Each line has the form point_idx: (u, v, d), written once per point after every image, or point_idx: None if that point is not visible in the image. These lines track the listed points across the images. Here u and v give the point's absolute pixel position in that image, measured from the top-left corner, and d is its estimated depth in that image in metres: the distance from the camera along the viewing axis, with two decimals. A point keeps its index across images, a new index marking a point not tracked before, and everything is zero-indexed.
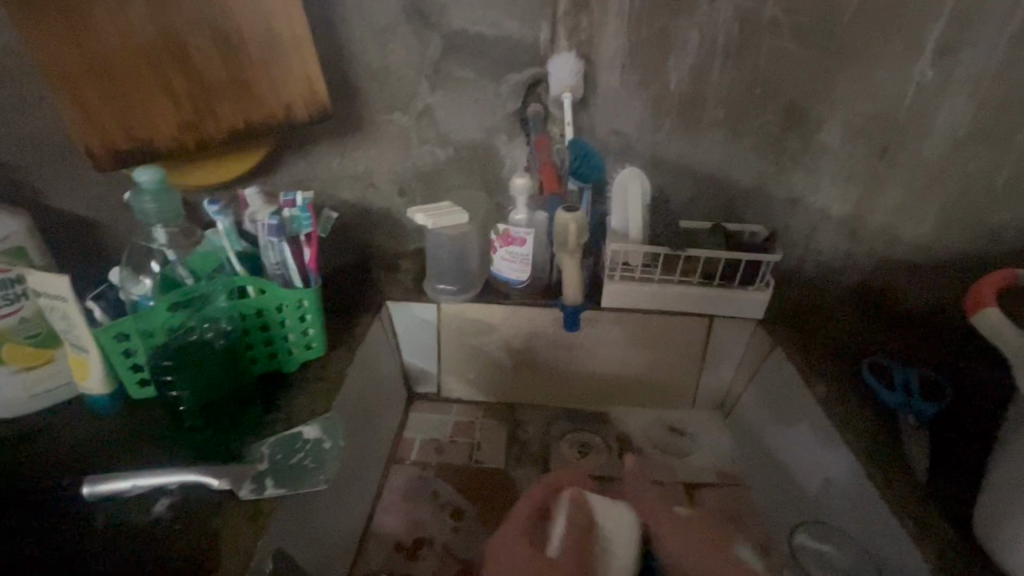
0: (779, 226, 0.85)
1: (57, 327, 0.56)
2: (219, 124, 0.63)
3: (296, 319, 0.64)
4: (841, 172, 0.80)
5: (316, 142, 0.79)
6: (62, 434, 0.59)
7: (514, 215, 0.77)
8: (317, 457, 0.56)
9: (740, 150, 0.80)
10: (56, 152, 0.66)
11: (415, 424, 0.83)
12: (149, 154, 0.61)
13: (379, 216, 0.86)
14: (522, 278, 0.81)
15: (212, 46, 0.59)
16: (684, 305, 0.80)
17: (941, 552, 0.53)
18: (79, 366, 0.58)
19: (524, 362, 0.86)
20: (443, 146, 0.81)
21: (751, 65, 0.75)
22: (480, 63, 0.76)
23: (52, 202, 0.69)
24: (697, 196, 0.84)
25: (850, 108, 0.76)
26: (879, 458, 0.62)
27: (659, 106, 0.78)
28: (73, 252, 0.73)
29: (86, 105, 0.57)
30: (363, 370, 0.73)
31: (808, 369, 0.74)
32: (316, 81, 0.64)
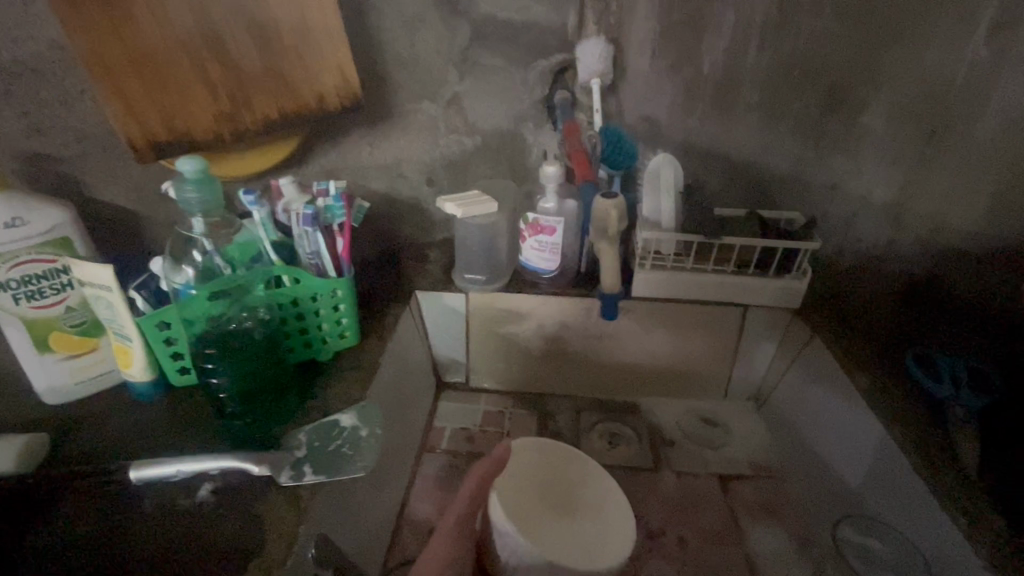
0: (817, 213, 0.82)
1: (101, 315, 0.58)
2: (254, 115, 0.63)
3: (330, 308, 0.65)
4: (884, 156, 0.77)
5: (345, 132, 0.79)
6: (107, 420, 0.61)
7: (543, 204, 0.76)
8: (354, 445, 0.57)
9: (777, 135, 0.78)
10: (95, 145, 0.67)
11: (446, 414, 0.84)
12: (186, 146, 0.62)
13: (407, 206, 0.86)
14: (551, 267, 0.80)
15: (248, 36, 0.59)
16: (719, 294, 0.78)
17: (999, 550, 0.51)
18: (123, 354, 0.60)
19: (554, 351, 0.86)
20: (472, 135, 0.81)
21: (790, 46, 0.72)
22: (510, 50, 0.75)
23: (91, 195, 0.70)
24: (730, 183, 0.82)
25: (895, 89, 0.72)
26: (924, 450, 0.61)
27: (693, 90, 0.76)
28: (112, 244, 0.74)
29: (126, 97, 0.57)
30: (395, 359, 0.73)
31: (848, 359, 0.72)
32: (349, 70, 0.65)
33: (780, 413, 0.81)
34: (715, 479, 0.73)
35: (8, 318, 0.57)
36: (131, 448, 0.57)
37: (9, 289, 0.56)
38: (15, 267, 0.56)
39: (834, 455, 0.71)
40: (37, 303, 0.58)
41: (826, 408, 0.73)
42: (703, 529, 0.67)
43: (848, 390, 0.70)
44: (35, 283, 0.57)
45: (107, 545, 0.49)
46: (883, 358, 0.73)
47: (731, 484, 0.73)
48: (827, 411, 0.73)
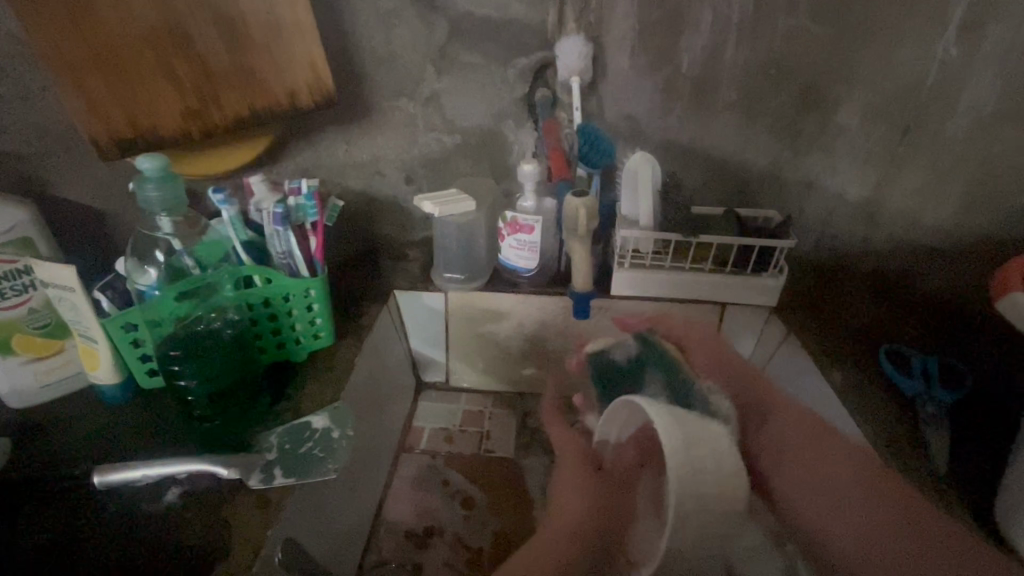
0: (793, 211, 0.83)
1: (66, 317, 0.56)
2: (224, 112, 0.62)
3: (303, 309, 0.64)
4: (859, 155, 0.77)
5: (321, 130, 0.78)
6: (74, 423, 0.59)
7: (522, 203, 0.76)
8: (326, 447, 0.56)
9: (755, 133, 0.78)
10: (61, 142, 0.65)
11: (426, 413, 0.84)
12: (153, 143, 0.61)
13: (386, 205, 0.85)
14: (530, 266, 0.79)
15: (215, 31, 0.58)
16: (696, 293, 0.78)
17: (962, 546, 0.52)
18: (89, 356, 0.58)
19: (534, 351, 0.86)
20: (449, 133, 0.80)
21: (767, 45, 0.72)
22: (487, 47, 0.74)
23: (59, 193, 0.69)
24: (709, 181, 0.82)
25: (868, 88, 0.73)
26: (896, 448, 0.61)
27: (671, 89, 0.76)
28: (82, 243, 0.73)
29: (89, 93, 0.56)
30: (372, 360, 0.73)
31: (823, 355, 0.72)
32: (321, 66, 0.64)
33: None
34: None
35: None
36: (98, 452, 0.56)
37: None
38: None
39: None
40: None
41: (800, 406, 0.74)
42: None
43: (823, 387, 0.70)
44: None
45: (69, 553, 0.48)
46: (858, 353, 0.73)
47: None
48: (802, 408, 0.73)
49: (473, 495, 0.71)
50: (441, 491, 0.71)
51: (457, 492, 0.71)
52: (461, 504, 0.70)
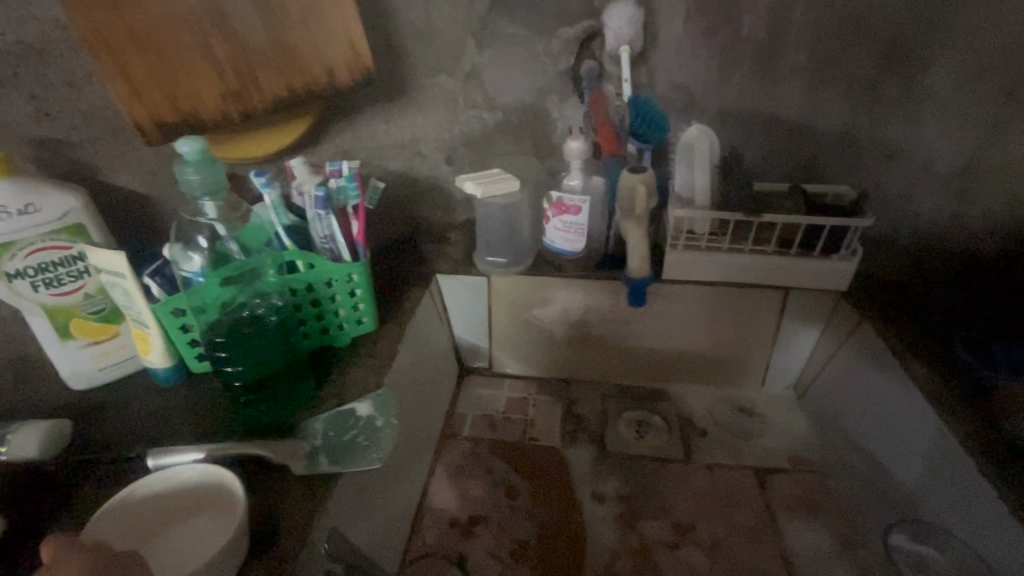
0: (869, 186, 0.75)
1: (120, 302, 0.58)
2: (262, 94, 0.60)
3: (346, 294, 0.63)
4: (951, 122, 0.69)
5: (360, 110, 0.76)
6: (128, 405, 0.61)
7: (568, 181, 0.72)
8: (370, 435, 0.56)
9: (827, 101, 0.70)
10: (109, 128, 0.66)
11: (467, 400, 0.82)
12: (196, 127, 0.60)
13: (426, 186, 0.83)
14: (577, 249, 0.75)
15: (252, 8, 0.56)
16: (757, 277, 0.72)
17: None
18: (142, 341, 0.60)
19: (580, 336, 0.82)
20: (491, 110, 0.76)
21: (845, 0, 0.64)
22: (530, 16, 0.70)
23: (109, 179, 0.70)
24: (772, 155, 0.75)
25: (966, 44, 0.64)
26: (989, 437, 0.54)
27: (733, 54, 0.69)
28: (132, 229, 0.74)
29: (133, 77, 0.56)
30: (414, 346, 0.71)
31: (905, 345, 0.65)
32: (359, 42, 0.62)
33: (824, 404, 0.76)
34: (751, 473, 0.70)
35: (29, 306, 0.58)
36: (150, 435, 0.57)
37: (27, 277, 0.56)
38: (31, 254, 0.56)
39: (881, 450, 0.65)
40: (55, 290, 0.58)
41: (871, 400, 0.68)
42: (741, 527, 0.64)
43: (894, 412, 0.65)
44: (53, 270, 0.57)
45: None
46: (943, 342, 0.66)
47: (769, 478, 0.69)
48: (877, 402, 0.67)
49: (517, 484, 0.69)
50: (485, 479, 0.70)
51: (501, 480, 0.70)
52: (506, 493, 0.68)
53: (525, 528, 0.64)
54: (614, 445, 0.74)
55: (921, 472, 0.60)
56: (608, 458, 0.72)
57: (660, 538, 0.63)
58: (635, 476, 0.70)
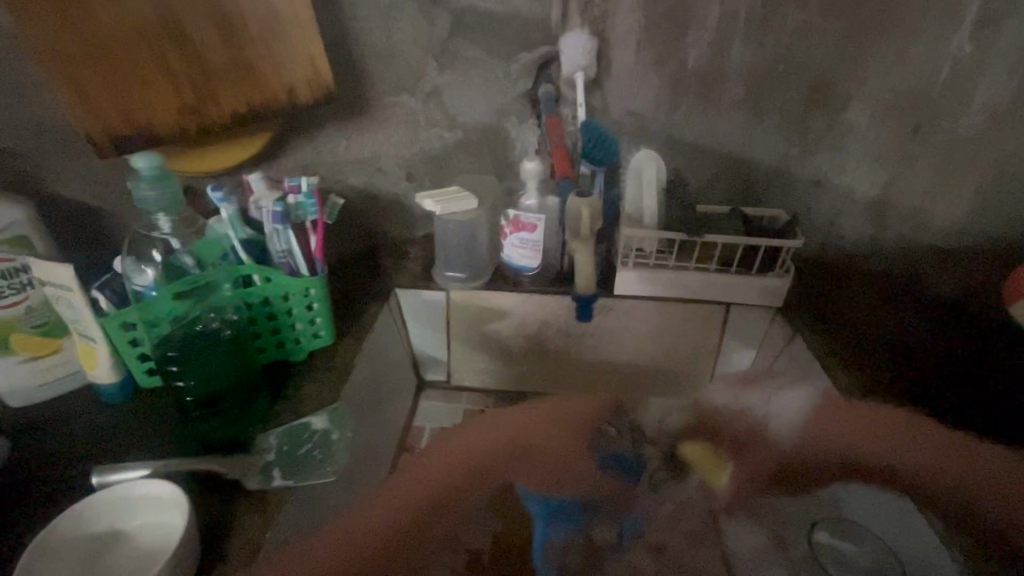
0: (800, 210, 0.81)
1: (65, 316, 0.56)
2: (222, 109, 0.61)
3: (303, 308, 0.63)
4: (869, 153, 0.76)
5: (321, 126, 0.77)
6: (70, 422, 0.59)
7: (524, 200, 0.76)
8: (325, 449, 0.56)
9: (762, 131, 0.77)
10: (57, 138, 0.65)
11: (426, 413, 0.83)
12: (151, 141, 0.60)
13: (387, 202, 0.85)
14: (533, 265, 0.79)
15: (214, 26, 0.57)
16: (702, 293, 0.77)
17: None
18: (88, 356, 0.58)
19: (536, 349, 0.85)
20: (450, 130, 0.79)
21: (775, 41, 0.71)
22: (489, 42, 0.73)
23: (56, 190, 0.69)
24: (714, 179, 0.81)
25: (881, 85, 0.71)
26: None
27: (676, 85, 0.75)
28: (80, 241, 0.72)
29: (87, 90, 0.55)
30: (372, 359, 0.72)
31: (833, 358, 0.71)
32: (321, 62, 0.63)
33: None
34: None
35: None
36: (93, 453, 0.55)
37: None
38: None
39: None
40: None
41: None
42: (685, 529, 0.68)
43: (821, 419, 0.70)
44: None
45: None
46: (866, 355, 0.72)
47: None
48: None
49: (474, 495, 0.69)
50: None
51: None
52: (462, 505, 0.68)
53: (481, 539, 0.65)
54: None
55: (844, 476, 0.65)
56: None
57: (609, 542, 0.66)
58: None
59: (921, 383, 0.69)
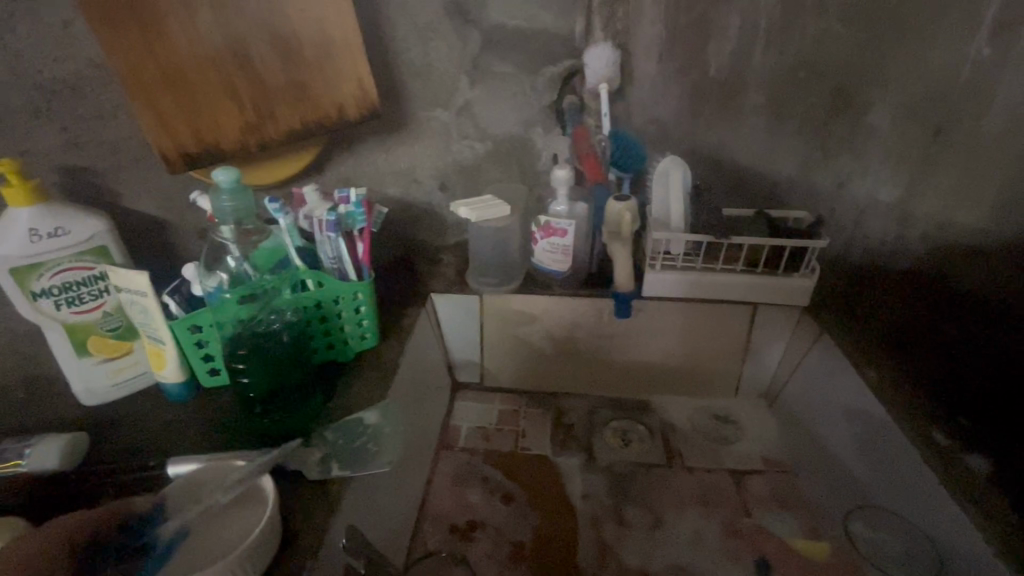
0: (823, 212, 0.83)
1: (137, 320, 0.61)
2: (278, 126, 0.66)
3: (351, 311, 0.67)
4: (891, 154, 0.78)
5: (361, 140, 0.82)
6: (141, 418, 0.64)
7: (554, 207, 0.78)
8: (378, 441, 0.60)
9: (783, 135, 0.79)
10: (129, 156, 0.72)
11: (461, 413, 0.86)
12: (215, 157, 0.64)
13: (421, 211, 0.89)
14: (563, 269, 0.82)
15: (272, 50, 0.62)
16: (730, 293, 0.79)
17: (1009, 537, 0.51)
18: (156, 357, 0.63)
19: (567, 351, 0.88)
20: (482, 140, 0.83)
21: (794, 49, 0.74)
22: (519, 57, 0.77)
23: (126, 205, 0.75)
24: (737, 183, 0.84)
25: (899, 88, 0.73)
26: (934, 444, 0.61)
27: (699, 93, 0.78)
28: (145, 250, 0.79)
29: (161, 112, 0.60)
30: (413, 362, 0.75)
31: (856, 355, 0.73)
32: (367, 80, 0.68)
33: (791, 412, 0.82)
34: (728, 474, 0.76)
35: (50, 324, 0.62)
36: (164, 447, 0.60)
37: (52, 295, 0.61)
38: (57, 275, 0.60)
39: (842, 448, 0.72)
40: (76, 308, 0.62)
41: (832, 403, 0.75)
42: (721, 520, 0.69)
43: (848, 413, 0.72)
44: (75, 289, 0.62)
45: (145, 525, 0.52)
46: (890, 351, 0.74)
47: (744, 479, 0.75)
48: (835, 404, 0.74)
49: (512, 490, 0.73)
50: (481, 486, 0.74)
51: (496, 487, 0.74)
52: (501, 498, 0.72)
53: (522, 531, 0.68)
54: (601, 452, 0.79)
55: (874, 468, 0.66)
56: (595, 463, 0.77)
57: (640, 523, 0.69)
58: (623, 479, 0.75)
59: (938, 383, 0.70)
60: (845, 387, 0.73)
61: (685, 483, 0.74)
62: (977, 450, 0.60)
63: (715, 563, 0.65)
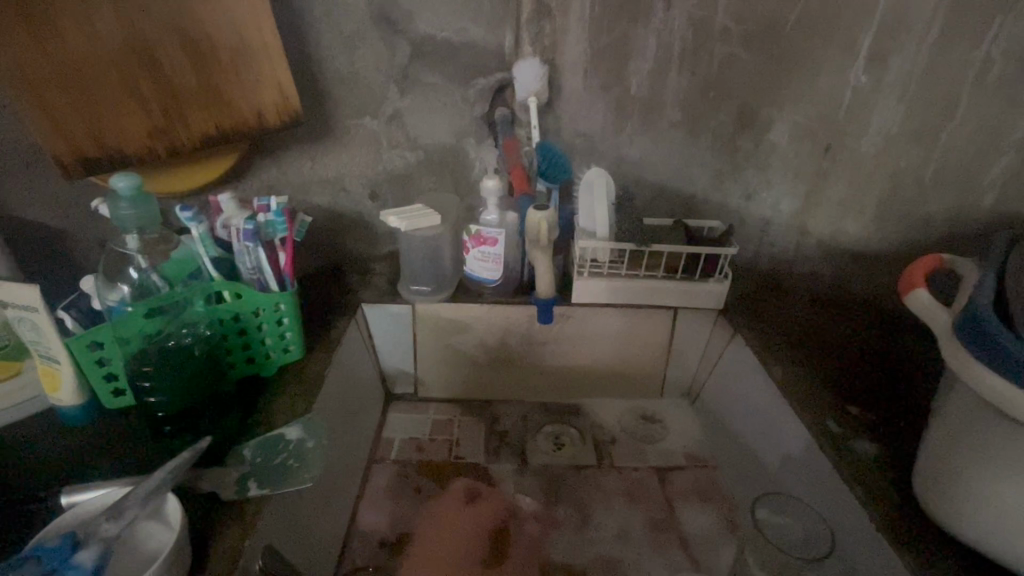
0: (736, 222, 0.90)
1: (25, 338, 0.56)
2: (190, 132, 0.63)
3: (273, 323, 0.65)
4: (791, 168, 0.84)
5: (286, 148, 0.80)
6: (32, 445, 0.59)
7: (485, 216, 0.80)
8: (300, 457, 0.57)
9: (698, 150, 0.85)
10: (22, 160, 0.67)
11: (394, 424, 0.85)
12: (119, 162, 0.61)
13: (351, 220, 0.87)
14: (495, 277, 0.83)
15: (183, 52, 0.60)
16: (653, 298, 0.83)
17: (890, 514, 0.57)
18: (50, 377, 0.58)
19: (500, 359, 0.89)
20: (412, 150, 0.83)
21: (705, 70, 0.80)
22: (449, 68, 0.78)
23: (18, 212, 0.70)
24: (657, 194, 0.89)
25: (796, 108, 0.80)
26: (830, 432, 0.66)
27: (622, 109, 0.83)
28: (43, 263, 0.73)
29: (54, 113, 0.56)
30: (341, 375, 0.73)
31: (765, 353, 0.78)
32: (287, 88, 0.66)
33: (710, 409, 0.88)
34: (654, 471, 0.79)
35: None
36: (58, 474, 0.55)
37: None
38: None
39: (754, 441, 0.77)
40: None
41: (744, 398, 0.80)
42: (646, 516, 0.72)
43: (759, 410, 0.77)
44: None
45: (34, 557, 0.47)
46: (795, 349, 0.80)
47: (668, 475, 0.79)
48: (747, 401, 0.79)
49: (444, 501, 0.72)
50: (413, 497, 0.73)
51: (429, 498, 0.73)
52: (433, 510, 0.72)
53: (453, 541, 0.68)
54: (534, 457, 0.80)
55: (780, 459, 0.72)
56: (527, 467, 0.79)
57: (569, 522, 0.71)
58: (555, 483, 0.76)
59: (835, 378, 0.75)
60: (755, 383, 0.78)
61: (613, 482, 0.77)
62: (866, 436, 0.66)
63: (640, 556, 0.68)
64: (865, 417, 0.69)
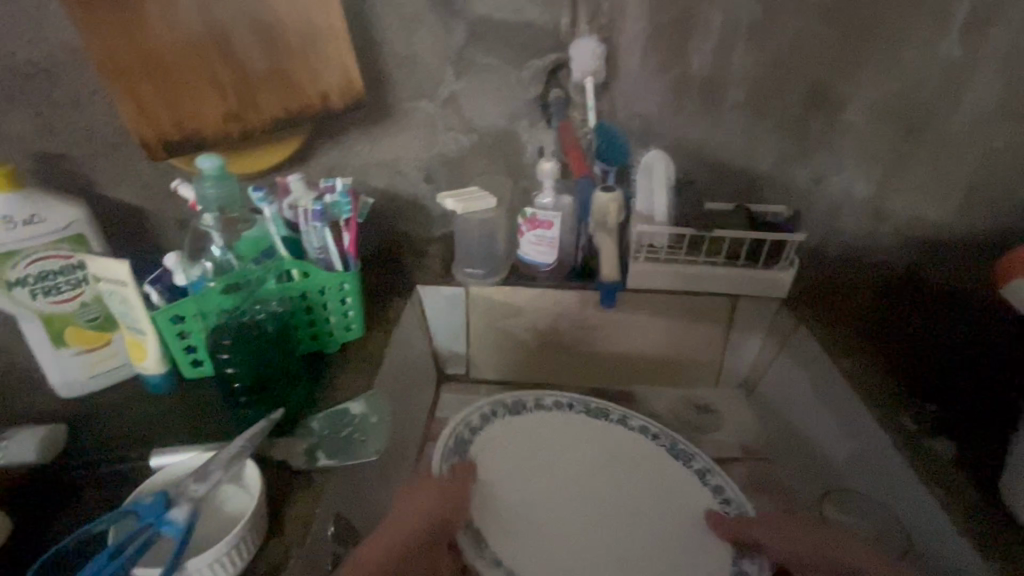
0: (803, 208, 0.84)
1: (114, 310, 0.60)
2: (260, 116, 0.65)
3: (337, 302, 0.67)
4: (866, 150, 0.79)
5: (346, 131, 0.81)
6: (120, 410, 0.63)
7: (541, 198, 0.79)
8: (365, 431, 0.59)
9: (763, 131, 0.81)
10: (107, 144, 0.71)
11: (446, 404, 0.86)
12: (197, 145, 0.64)
13: (406, 203, 0.88)
14: (549, 260, 0.82)
15: (254, 37, 0.61)
16: (712, 285, 0.81)
17: (970, 514, 0.55)
18: (136, 348, 0.62)
19: (551, 343, 0.89)
20: (467, 133, 0.83)
21: (773, 46, 0.75)
22: (505, 49, 0.77)
23: (104, 192, 0.74)
24: (717, 175, 0.85)
25: (874, 85, 0.75)
26: (904, 430, 0.63)
27: (683, 88, 0.79)
28: (125, 240, 0.78)
29: (141, 98, 0.60)
30: (398, 353, 0.75)
31: (832, 343, 0.75)
32: (352, 72, 0.66)
33: (769, 401, 0.85)
34: None
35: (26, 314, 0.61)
36: (144, 438, 0.59)
37: (27, 284, 0.61)
38: (33, 264, 0.60)
39: (817, 435, 0.74)
40: (53, 298, 0.62)
41: (807, 391, 0.77)
42: None
43: (824, 403, 0.74)
44: (52, 278, 0.61)
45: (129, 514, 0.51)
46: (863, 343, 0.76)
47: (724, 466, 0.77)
48: (810, 393, 0.76)
49: None
50: None
51: None
52: None
53: None
54: None
55: (847, 454, 0.69)
56: None
57: None
58: None
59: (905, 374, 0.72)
60: (819, 375, 0.75)
61: None
62: (941, 437, 0.63)
63: None
64: (939, 415, 0.66)
